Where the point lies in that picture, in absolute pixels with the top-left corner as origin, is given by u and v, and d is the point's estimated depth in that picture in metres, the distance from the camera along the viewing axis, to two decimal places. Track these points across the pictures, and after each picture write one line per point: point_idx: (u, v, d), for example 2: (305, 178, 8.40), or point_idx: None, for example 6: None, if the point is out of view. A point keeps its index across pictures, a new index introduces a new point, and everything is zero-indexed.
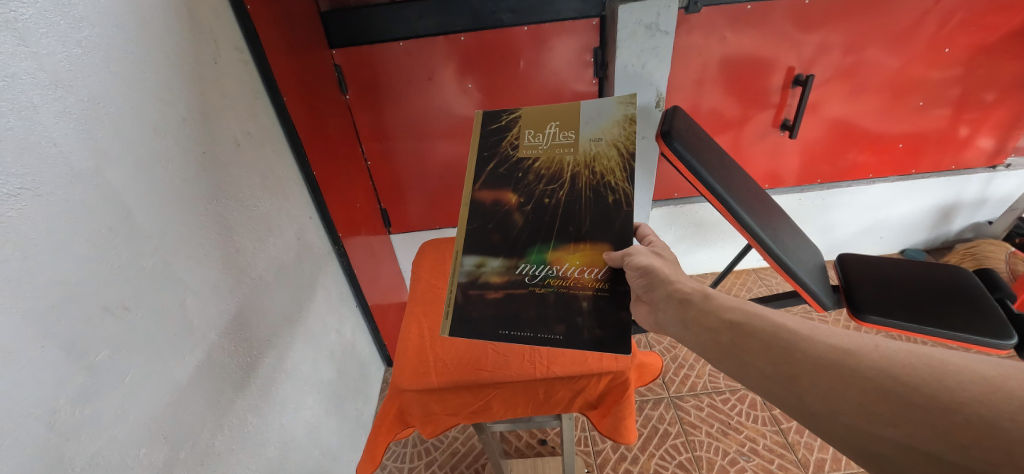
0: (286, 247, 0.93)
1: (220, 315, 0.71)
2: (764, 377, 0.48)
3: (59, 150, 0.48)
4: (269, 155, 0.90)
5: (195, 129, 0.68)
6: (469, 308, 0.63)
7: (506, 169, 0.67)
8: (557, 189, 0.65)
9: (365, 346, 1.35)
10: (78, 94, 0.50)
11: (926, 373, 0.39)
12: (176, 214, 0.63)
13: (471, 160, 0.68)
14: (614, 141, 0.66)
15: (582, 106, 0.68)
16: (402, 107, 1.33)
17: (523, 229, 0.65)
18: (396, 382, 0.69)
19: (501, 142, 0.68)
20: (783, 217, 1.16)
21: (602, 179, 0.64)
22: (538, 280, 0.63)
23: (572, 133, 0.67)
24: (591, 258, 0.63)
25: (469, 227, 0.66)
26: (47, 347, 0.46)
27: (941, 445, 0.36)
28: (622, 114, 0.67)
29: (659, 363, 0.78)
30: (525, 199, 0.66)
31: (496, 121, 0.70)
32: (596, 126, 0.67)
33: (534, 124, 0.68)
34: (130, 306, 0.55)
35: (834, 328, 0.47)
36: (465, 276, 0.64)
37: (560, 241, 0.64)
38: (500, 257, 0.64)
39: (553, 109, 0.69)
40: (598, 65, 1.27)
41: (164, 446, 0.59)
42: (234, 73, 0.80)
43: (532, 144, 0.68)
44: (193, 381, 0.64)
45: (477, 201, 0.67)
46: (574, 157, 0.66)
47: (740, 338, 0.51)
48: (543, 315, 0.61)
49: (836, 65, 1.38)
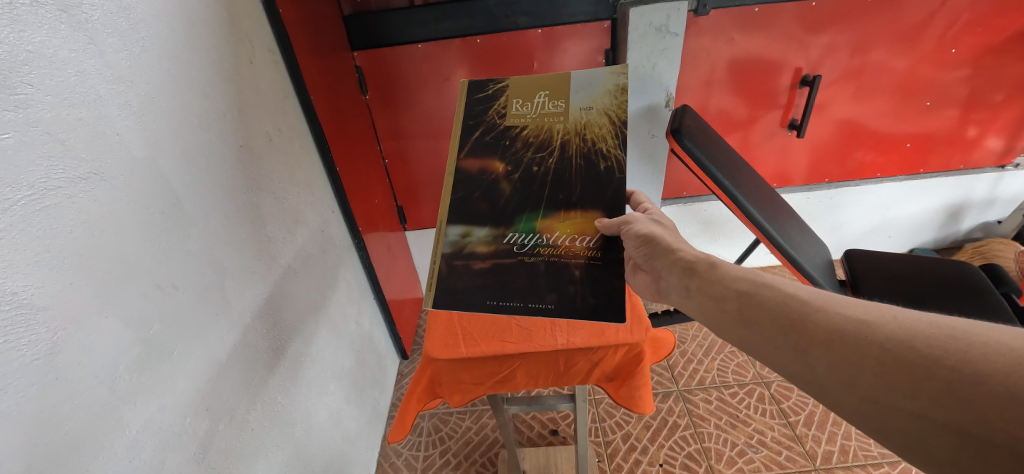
0: (311, 238, 0.97)
1: (253, 298, 0.75)
2: (773, 348, 0.47)
3: (121, 140, 0.52)
4: (297, 150, 0.95)
5: (233, 124, 0.73)
6: (455, 280, 0.63)
7: (493, 138, 0.69)
8: (545, 157, 0.67)
9: (381, 338, 1.39)
10: (137, 89, 0.55)
11: (948, 345, 0.37)
12: (216, 202, 0.68)
13: (458, 129, 0.70)
14: (604, 109, 0.67)
15: (571, 76, 0.69)
16: (418, 108, 1.37)
17: (511, 197, 0.66)
18: (429, 352, 0.72)
19: (489, 112, 0.70)
20: (791, 213, 1.18)
21: (591, 148, 0.66)
22: (527, 249, 0.64)
23: (561, 103, 0.69)
24: (580, 226, 0.64)
25: (455, 196, 0.67)
26: (110, 318, 0.50)
27: (965, 418, 0.34)
28: (612, 83, 0.68)
29: (672, 336, 0.78)
30: (513, 167, 0.67)
31: (483, 91, 0.71)
32: (585, 95, 0.68)
33: (521, 94, 0.70)
34: (178, 285, 0.59)
35: (847, 299, 0.45)
36: (450, 246, 0.65)
37: (548, 210, 0.65)
38: (485, 227, 0.65)
39: (542, 80, 0.70)
40: (608, 66, 1.30)
41: (207, 417, 0.63)
42: (265, 72, 0.84)
43: (520, 113, 0.69)
44: (230, 358, 0.68)
45: (464, 170, 0.68)
46: (563, 126, 0.67)
47: (748, 309, 0.50)
48: (533, 285, 0.62)
49: (843, 66, 1.40)
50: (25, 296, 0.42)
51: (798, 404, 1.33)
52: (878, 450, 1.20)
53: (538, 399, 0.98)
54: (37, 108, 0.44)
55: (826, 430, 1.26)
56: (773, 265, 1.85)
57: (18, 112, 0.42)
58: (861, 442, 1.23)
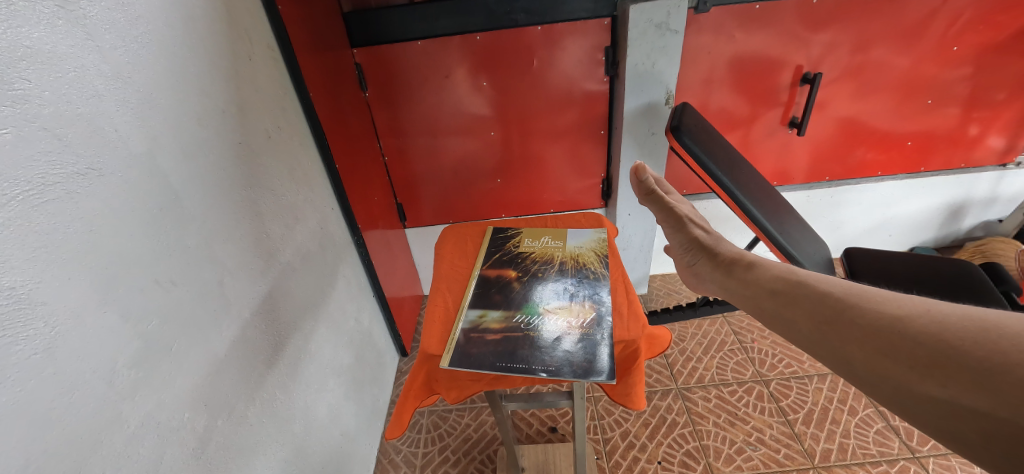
0: (310, 235, 0.97)
1: (252, 295, 0.76)
2: (813, 341, 0.52)
3: (119, 136, 0.53)
4: (296, 147, 0.95)
5: (231, 121, 0.73)
6: (470, 346, 0.64)
7: (508, 257, 0.82)
8: (549, 268, 0.78)
9: (380, 335, 1.39)
10: (135, 85, 0.55)
11: (980, 336, 0.41)
12: (215, 199, 0.68)
13: (481, 252, 0.84)
14: (593, 248, 0.83)
15: (568, 231, 0.88)
16: (417, 105, 1.37)
17: (520, 294, 0.73)
18: (425, 346, 0.66)
19: (506, 244, 0.86)
20: (790, 211, 1.18)
21: (584, 267, 0.78)
22: (532, 326, 0.66)
23: (560, 242, 0.85)
24: (581, 312, 0.68)
25: (474, 292, 0.74)
26: (108, 313, 0.50)
27: (993, 403, 0.37)
28: (599, 237, 0.86)
29: (668, 336, 0.72)
30: (523, 273, 0.78)
31: (503, 232, 0.89)
32: (580, 240, 0.85)
33: (532, 235, 0.88)
34: (177, 281, 0.59)
35: (894, 298, 0.49)
36: (468, 323, 0.68)
37: (551, 298, 0.72)
38: (499, 310, 0.70)
39: (546, 230, 0.89)
40: (608, 63, 1.30)
41: (205, 413, 0.63)
42: (265, 69, 0.85)
43: (530, 245, 0.85)
44: (229, 354, 0.69)
45: (483, 275, 0.78)
46: (562, 253, 0.82)
47: (793, 306, 0.56)
48: (537, 350, 0.62)
49: (844, 64, 1.40)
50: (24, 291, 0.42)
51: (797, 403, 1.33)
52: (877, 448, 1.21)
53: (534, 396, 0.97)
54: (35, 104, 0.44)
55: (824, 428, 1.26)
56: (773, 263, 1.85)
57: (16, 107, 0.42)
58: (859, 440, 1.23)
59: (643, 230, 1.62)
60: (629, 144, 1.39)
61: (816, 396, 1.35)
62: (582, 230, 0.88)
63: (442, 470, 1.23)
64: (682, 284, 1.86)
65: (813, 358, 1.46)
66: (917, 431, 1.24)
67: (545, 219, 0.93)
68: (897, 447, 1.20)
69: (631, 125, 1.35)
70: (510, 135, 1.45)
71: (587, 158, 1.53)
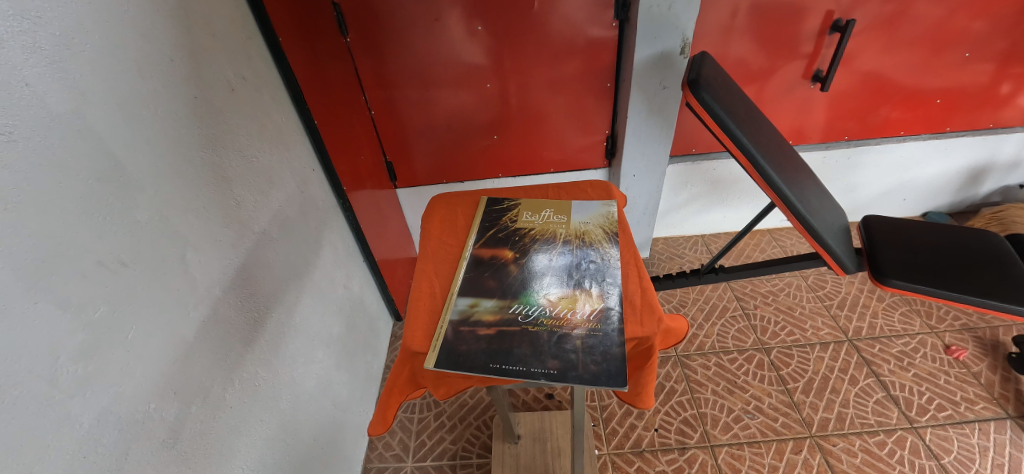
0: (288, 200, 0.89)
1: (222, 270, 0.69)
2: None
3: (31, 92, 0.43)
4: (266, 102, 0.85)
5: (183, 71, 0.63)
6: (459, 343, 0.58)
7: (503, 234, 0.75)
8: (549, 247, 0.72)
9: (372, 301, 1.35)
10: (48, 27, 0.45)
11: None
12: (169, 166, 0.59)
13: (474, 228, 0.77)
14: (599, 224, 0.76)
15: (572, 203, 0.81)
16: (406, 53, 1.24)
17: (517, 279, 0.67)
18: (407, 343, 0.61)
19: (502, 218, 0.78)
20: (810, 175, 1.09)
21: (590, 246, 0.71)
22: (530, 319, 0.60)
23: (563, 216, 0.78)
24: (586, 302, 0.62)
25: (466, 276, 0.68)
26: (41, 303, 0.43)
27: None
28: (605, 212, 0.79)
29: (684, 328, 0.67)
30: (520, 254, 0.71)
31: (499, 204, 0.82)
32: (585, 214, 0.78)
33: (531, 208, 0.80)
34: (127, 261, 0.52)
35: None
36: (457, 314, 0.62)
37: (552, 286, 0.65)
38: (494, 299, 0.64)
39: (546, 202, 0.82)
40: (619, 5, 1.16)
41: (175, 401, 0.58)
42: (220, 7, 0.72)
43: (528, 220, 0.78)
44: (200, 337, 0.63)
45: (476, 256, 0.71)
46: (565, 230, 0.75)
47: None
48: (537, 350, 0.56)
49: (879, 11, 1.26)
50: None
51: (797, 371, 1.32)
52: (875, 418, 1.21)
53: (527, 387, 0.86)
54: None
55: (823, 398, 1.26)
56: (780, 227, 1.80)
57: None
58: (858, 410, 1.23)
59: (647, 192, 1.54)
60: (637, 100, 1.28)
61: (817, 365, 1.34)
62: (589, 203, 0.81)
63: (438, 436, 1.24)
64: (684, 248, 1.81)
65: (816, 327, 1.44)
66: (917, 401, 1.23)
67: (547, 189, 0.86)
68: (895, 417, 1.20)
69: (641, 79, 1.23)
70: (508, 87, 1.33)
71: (591, 114, 1.42)
